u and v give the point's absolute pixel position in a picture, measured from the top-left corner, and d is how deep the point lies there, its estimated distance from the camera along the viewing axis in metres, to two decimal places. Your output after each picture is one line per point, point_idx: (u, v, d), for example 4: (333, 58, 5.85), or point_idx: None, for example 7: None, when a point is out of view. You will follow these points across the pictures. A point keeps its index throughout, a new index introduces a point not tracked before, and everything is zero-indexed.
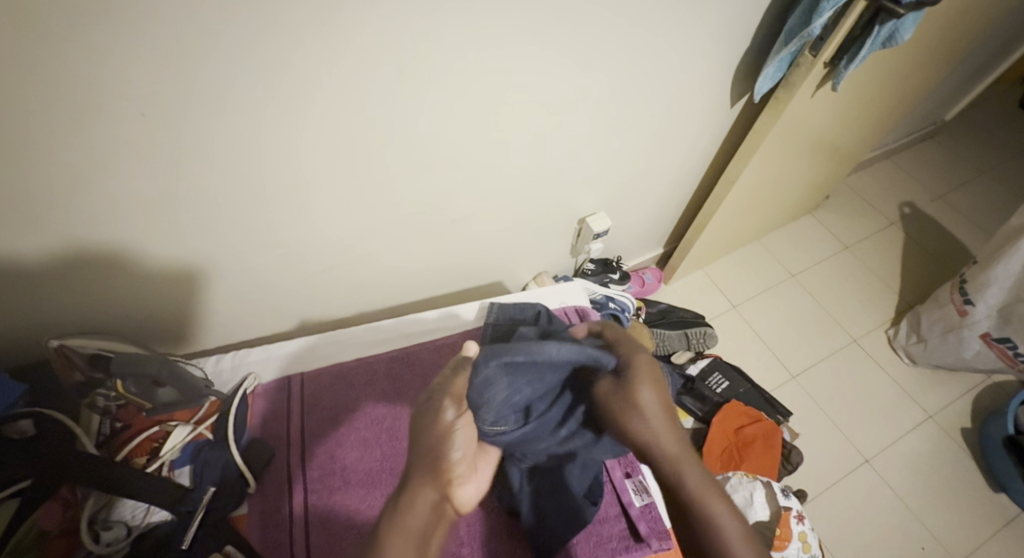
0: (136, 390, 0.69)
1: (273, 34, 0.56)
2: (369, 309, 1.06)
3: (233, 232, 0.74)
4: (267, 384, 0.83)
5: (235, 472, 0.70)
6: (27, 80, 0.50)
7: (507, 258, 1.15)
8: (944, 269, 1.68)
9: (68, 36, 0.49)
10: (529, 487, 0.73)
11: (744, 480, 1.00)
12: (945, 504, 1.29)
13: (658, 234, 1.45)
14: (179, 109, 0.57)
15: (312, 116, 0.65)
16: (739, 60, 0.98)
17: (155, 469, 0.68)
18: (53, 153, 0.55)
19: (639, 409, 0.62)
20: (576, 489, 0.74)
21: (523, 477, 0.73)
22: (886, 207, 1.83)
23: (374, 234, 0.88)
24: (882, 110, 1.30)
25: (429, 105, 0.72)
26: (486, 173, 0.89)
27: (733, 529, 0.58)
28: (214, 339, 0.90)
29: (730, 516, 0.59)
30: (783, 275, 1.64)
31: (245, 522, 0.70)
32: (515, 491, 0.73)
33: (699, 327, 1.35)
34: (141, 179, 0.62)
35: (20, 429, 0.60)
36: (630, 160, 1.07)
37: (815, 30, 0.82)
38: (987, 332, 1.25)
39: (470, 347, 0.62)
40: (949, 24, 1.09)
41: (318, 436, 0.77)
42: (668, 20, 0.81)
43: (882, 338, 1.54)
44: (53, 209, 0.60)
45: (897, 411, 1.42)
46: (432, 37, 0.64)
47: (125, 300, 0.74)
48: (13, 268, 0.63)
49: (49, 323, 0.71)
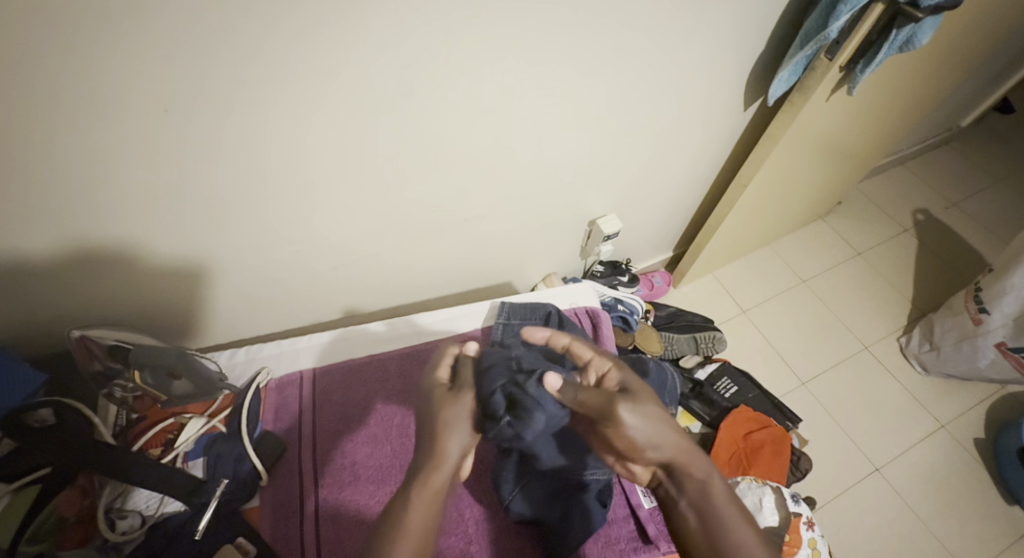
0: (153, 382, 0.70)
1: (289, 33, 0.57)
2: (379, 307, 1.07)
3: (248, 227, 0.75)
4: (279, 379, 0.83)
5: (248, 468, 0.70)
6: (52, 79, 0.51)
7: (517, 260, 1.16)
8: (958, 277, 1.66)
9: (97, 39, 0.50)
10: (518, 502, 0.74)
11: (753, 485, 1.00)
12: (957, 515, 1.27)
13: (668, 237, 1.45)
14: (196, 103, 0.58)
15: (330, 112, 0.66)
16: (754, 63, 0.98)
17: (169, 460, 0.69)
18: (74, 150, 0.57)
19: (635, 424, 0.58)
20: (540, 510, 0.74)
21: (512, 490, 0.74)
22: (899, 213, 1.81)
23: (386, 233, 0.89)
24: (897, 115, 1.29)
25: (441, 104, 0.73)
26: (499, 174, 0.90)
27: (748, 536, 0.54)
28: (227, 333, 0.92)
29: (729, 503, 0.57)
30: (793, 280, 1.63)
31: (257, 515, 0.71)
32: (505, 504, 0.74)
33: (708, 331, 1.34)
34: (162, 179, 0.63)
35: (39, 419, 0.58)
36: (642, 162, 1.07)
37: (832, 33, 0.82)
38: (1002, 342, 1.23)
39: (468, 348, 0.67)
40: (969, 29, 1.08)
41: (328, 432, 0.78)
42: (683, 23, 0.81)
43: (894, 346, 1.53)
44: (70, 201, 0.61)
45: (908, 420, 1.40)
46: (449, 35, 0.65)
47: (142, 294, 0.76)
48: (30, 259, 0.64)
49: (68, 316, 0.73)
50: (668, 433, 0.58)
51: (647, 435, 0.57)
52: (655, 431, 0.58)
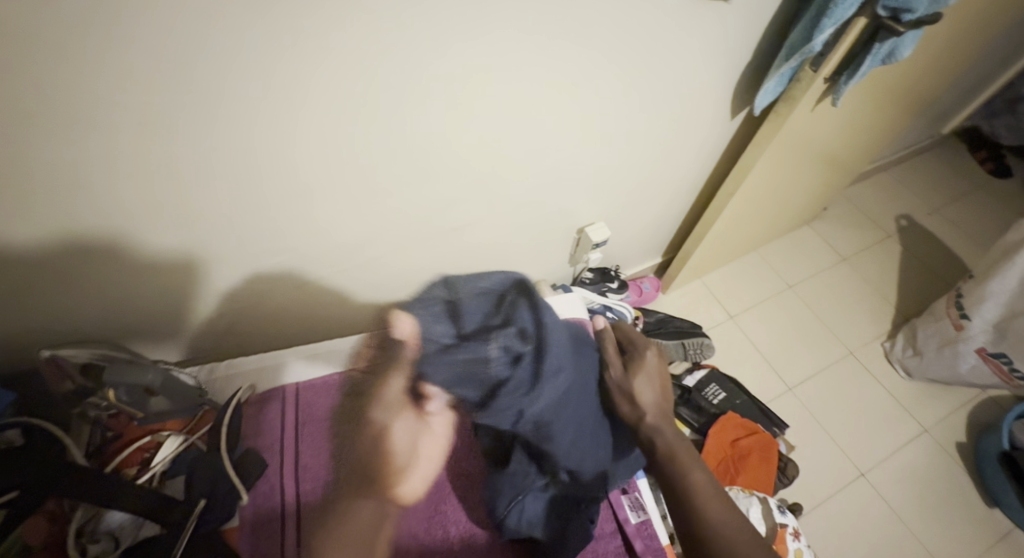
0: (128, 399, 0.68)
1: (276, 48, 0.56)
2: (365, 317, 1.05)
3: (229, 238, 0.74)
4: (261, 394, 0.82)
5: (227, 485, 0.68)
6: (27, 93, 0.50)
7: (505, 268, 1.16)
8: (941, 282, 1.68)
9: (68, 51, 0.49)
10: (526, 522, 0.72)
11: (740, 495, 1.00)
12: (940, 519, 1.29)
13: (657, 243, 1.45)
14: (176, 116, 0.57)
15: (311, 121, 0.65)
16: (740, 73, 0.98)
17: (146, 480, 0.67)
18: (50, 163, 0.55)
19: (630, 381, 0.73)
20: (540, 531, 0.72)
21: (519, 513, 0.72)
22: (884, 219, 1.83)
23: (372, 243, 0.88)
24: (880, 124, 1.30)
25: (427, 117, 0.72)
26: (485, 183, 0.89)
27: (715, 507, 0.60)
28: (209, 345, 0.90)
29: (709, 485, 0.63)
30: (781, 285, 1.64)
31: (236, 535, 0.68)
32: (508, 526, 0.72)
33: (695, 337, 1.35)
34: (140, 192, 0.62)
35: (9, 440, 0.61)
36: (628, 169, 1.07)
37: (816, 46, 0.82)
38: (983, 347, 1.25)
39: (400, 327, 0.64)
40: (949, 41, 1.10)
41: (312, 447, 0.77)
42: (669, 35, 0.82)
43: (878, 351, 1.54)
44: (43, 212, 0.59)
45: (891, 424, 1.42)
46: (433, 48, 0.64)
47: (120, 307, 0.75)
48: (0, 271, 0.63)
49: (42, 329, 0.72)
50: (657, 400, 0.71)
51: (648, 393, 0.72)
52: (653, 394, 0.72)
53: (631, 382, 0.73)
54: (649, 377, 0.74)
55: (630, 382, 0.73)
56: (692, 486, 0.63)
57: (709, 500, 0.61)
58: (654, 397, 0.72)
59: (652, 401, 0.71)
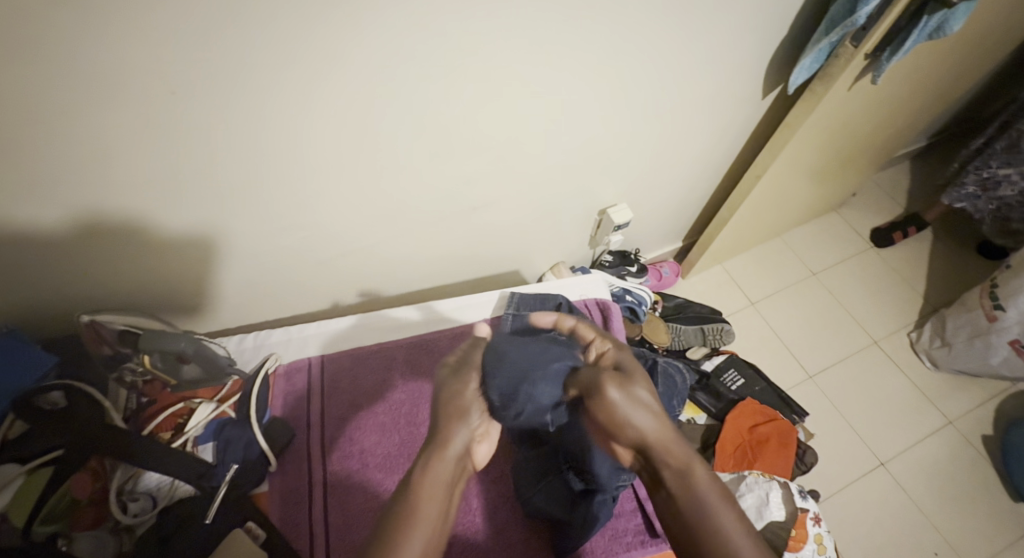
0: (163, 365, 0.71)
1: (296, 11, 0.55)
2: (388, 294, 1.07)
3: (255, 209, 0.74)
4: (288, 365, 0.84)
5: (256, 452, 0.72)
6: (62, 68, 0.50)
7: (526, 247, 1.15)
8: (972, 272, 1.64)
9: (106, 17, 0.49)
10: (539, 499, 0.74)
11: (760, 479, 1.00)
12: (960, 511, 1.27)
13: (679, 227, 1.43)
14: (202, 84, 0.57)
15: (335, 90, 0.64)
16: (775, 50, 0.96)
17: (180, 444, 0.70)
18: (87, 137, 0.56)
19: (625, 402, 0.62)
20: (548, 509, 0.74)
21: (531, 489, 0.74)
22: (915, 206, 1.78)
23: (395, 221, 0.89)
24: (918, 105, 1.26)
25: (452, 88, 0.71)
26: (510, 161, 0.89)
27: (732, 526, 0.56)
28: (237, 318, 0.92)
29: (729, 509, 0.58)
30: (804, 273, 1.61)
31: (266, 500, 0.71)
32: (524, 500, 0.75)
33: (716, 323, 1.32)
34: (171, 163, 0.63)
35: (52, 400, 0.63)
36: (653, 149, 1.05)
37: (860, 19, 0.79)
38: (1016, 339, 1.22)
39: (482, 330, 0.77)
40: (999, 15, 1.05)
41: (336, 419, 0.79)
42: (702, 9, 0.80)
43: (904, 341, 1.51)
44: (77, 184, 0.60)
45: (914, 415, 1.39)
46: (463, 19, 0.63)
47: (153, 281, 0.77)
48: (39, 239, 0.64)
49: (79, 300, 0.74)
50: (656, 415, 0.62)
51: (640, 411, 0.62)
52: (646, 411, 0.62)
53: (621, 404, 0.62)
54: (639, 390, 0.64)
55: (624, 405, 0.62)
56: (698, 492, 0.59)
57: (722, 514, 0.57)
58: (650, 421, 0.61)
59: (645, 417, 0.62)
